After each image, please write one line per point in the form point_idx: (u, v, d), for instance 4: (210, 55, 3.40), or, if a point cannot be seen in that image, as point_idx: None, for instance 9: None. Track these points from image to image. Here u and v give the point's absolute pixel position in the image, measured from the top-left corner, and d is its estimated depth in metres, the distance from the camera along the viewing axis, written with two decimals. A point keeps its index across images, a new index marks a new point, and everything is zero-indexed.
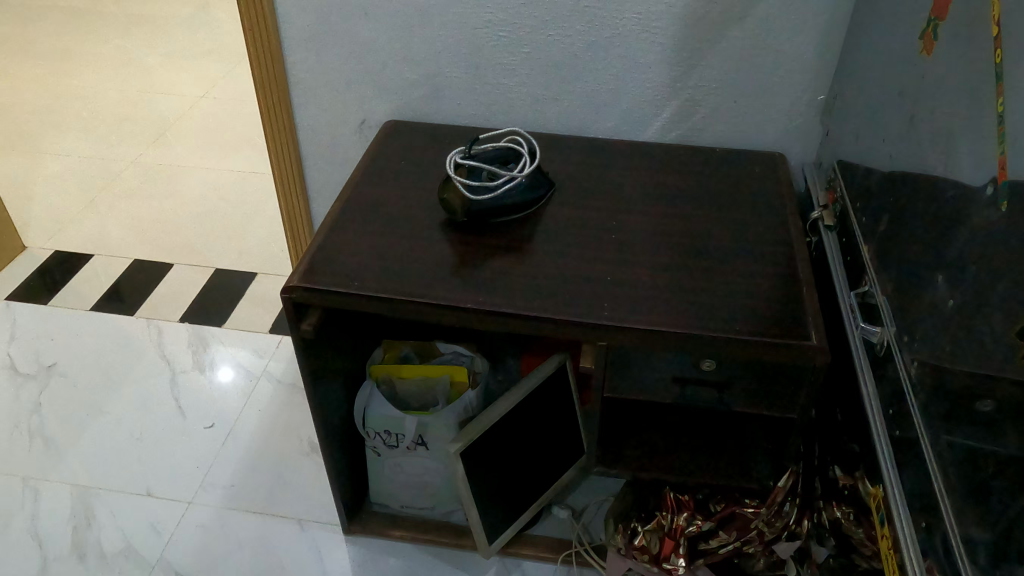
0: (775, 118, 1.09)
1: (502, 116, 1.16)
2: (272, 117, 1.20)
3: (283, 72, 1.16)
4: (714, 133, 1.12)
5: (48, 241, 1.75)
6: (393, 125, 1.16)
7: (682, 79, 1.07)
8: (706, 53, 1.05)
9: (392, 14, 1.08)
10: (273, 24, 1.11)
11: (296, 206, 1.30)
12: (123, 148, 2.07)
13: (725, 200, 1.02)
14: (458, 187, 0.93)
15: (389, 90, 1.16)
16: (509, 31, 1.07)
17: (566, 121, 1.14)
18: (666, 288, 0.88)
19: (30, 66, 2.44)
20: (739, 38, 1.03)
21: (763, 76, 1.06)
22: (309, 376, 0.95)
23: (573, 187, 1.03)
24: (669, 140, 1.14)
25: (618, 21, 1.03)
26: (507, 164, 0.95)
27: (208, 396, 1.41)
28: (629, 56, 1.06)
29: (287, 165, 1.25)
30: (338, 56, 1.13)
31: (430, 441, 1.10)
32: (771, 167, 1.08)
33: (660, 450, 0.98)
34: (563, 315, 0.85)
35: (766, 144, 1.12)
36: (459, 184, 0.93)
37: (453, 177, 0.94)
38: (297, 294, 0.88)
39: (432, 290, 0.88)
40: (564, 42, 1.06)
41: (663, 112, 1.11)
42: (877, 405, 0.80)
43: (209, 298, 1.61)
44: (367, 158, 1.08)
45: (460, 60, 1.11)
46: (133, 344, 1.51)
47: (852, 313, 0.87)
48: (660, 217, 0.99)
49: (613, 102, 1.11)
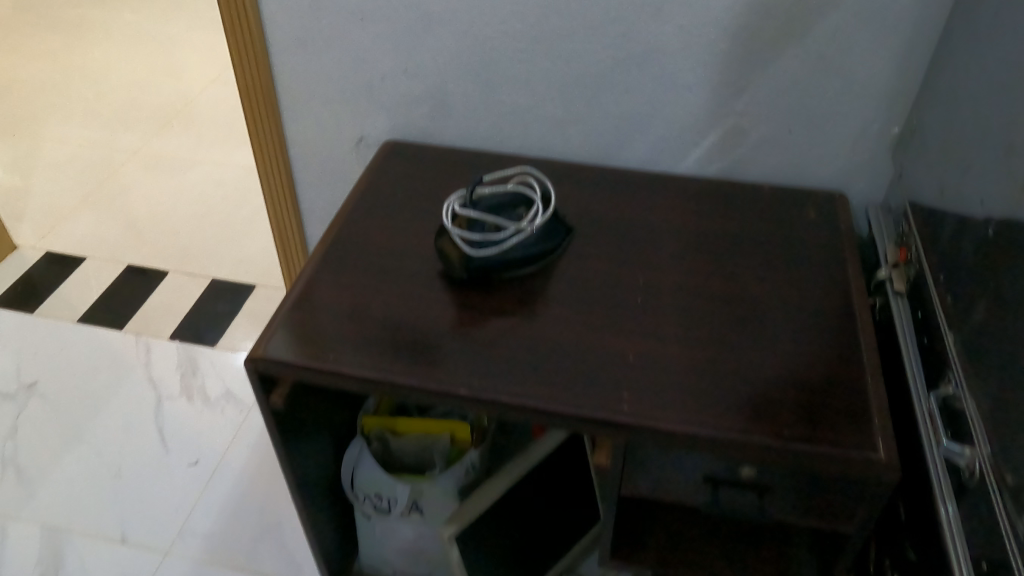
0: (836, 153, 0.93)
1: (517, 138, 1.01)
2: (259, 132, 1.06)
3: (271, 81, 1.01)
4: (763, 166, 0.96)
5: (40, 239, 1.63)
6: (392, 147, 1.02)
7: (729, 104, 0.91)
8: (759, 73, 0.88)
9: (392, 21, 0.93)
10: (258, 28, 0.96)
11: (288, 229, 1.17)
12: (127, 135, 1.95)
13: (775, 253, 0.86)
14: (457, 241, 0.79)
15: (389, 105, 1.01)
16: (525, 43, 0.92)
17: (590, 147, 0.99)
18: (698, 373, 0.73)
19: (36, 42, 2.32)
20: (799, 57, 0.86)
21: (825, 103, 0.89)
22: (283, 451, 0.82)
23: (594, 233, 0.88)
24: (710, 172, 0.98)
25: (653, 34, 0.88)
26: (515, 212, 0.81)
27: (195, 428, 1.29)
28: (665, 75, 0.91)
29: (277, 185, 1.11)
30: (332, 66, 0.99)
31: (424, 507, 0.98)
32: (829, 211, 0.91)
33: (687, 543, 0.84)
34: (571, 407, 0.70)
35: (823, 181, 0.96)
36: (457, 238, 0.79)
37: (449, 228, 0.80)
38: (263, 365, 0.75)
39: (420, 365, 0.74)
40: (589, 57, 0.91)
41: (704, 140, 0.95)
42: (962, 537, 0.59)
43: (203, 313, 1.49)
44: (359, 191, 0.94)
45: (469, 75, 0.96)
46: (120, 363, 1.39)
47: (933, 422, 0.68)
48: (696, 275, 0.83)
49: (645, 127, 0.95)
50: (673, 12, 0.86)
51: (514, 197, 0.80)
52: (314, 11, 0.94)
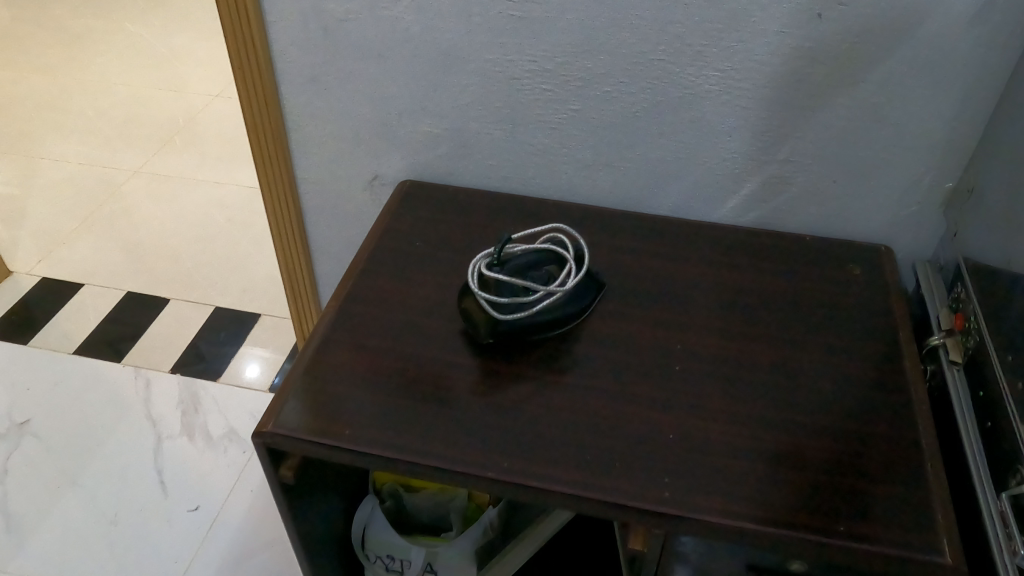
0: (881, 203, 0.88)
1: (543, 180, 0.94)
2: (268, 169, 1.01)
3: (281, 116, 0.96)
4: (803, 215, 0.91)
5: (36, 265, 1.58)
6: (409, 187, 0.96)
7: (771, 151, 0.86)
8: (803, 121, 0.83)
9: (411, 58, 0.87)
10: (267, 62, 0.91)
11: (297, 267, 1.11)
12: (127, 153, 1.89)
13: (820, 314, 0.80)
14: (482, 303, 0.73)
15: (405, 144, 0.95)
16: (554, 83, 0.85)
17: (621, 191, 0.93)
18: (746, 451, 0.67)
19: (36, 54, 2.27)
20: (847, 105, 0.81)
21: (873, 152, 0.84)
22: (292, 524, 0.76)
23: (627, 289, 0.83)
24: (747, 220, 0.92)
25: (691, 78, 0.82)
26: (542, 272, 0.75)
27: (195, 471, 1.23)
28: (703, 120, 0.85)
29: (286, 222, 1.06)
30: (346, 103, 0.93)
31: (440, 570, 0.92)
32: (875, 265, 0.86)
33: None
34: (608, 490, 0.64)
35: (868, 231, 0.90)
36: (482, 299, 0.73)
37: (474, 290, 0.74)
38: (271, 441, 0.69)
39: (443, 439, 0.68)
40: (622, 99, 0.85)
41: (742, 187, 0.90)
42: None
43: (205, 343, 1.43)
44: (375, 237, 0.89)
45: (493, 115, 0.89)
46: (118, 399, 1.33)
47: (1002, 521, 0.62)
48: (737, 337, 0.78)
49: (679, 173, 0.90)
50: (713, 56, 0.80)
51: (541, 255, 0.75)
52: (328, 47, 0.89)
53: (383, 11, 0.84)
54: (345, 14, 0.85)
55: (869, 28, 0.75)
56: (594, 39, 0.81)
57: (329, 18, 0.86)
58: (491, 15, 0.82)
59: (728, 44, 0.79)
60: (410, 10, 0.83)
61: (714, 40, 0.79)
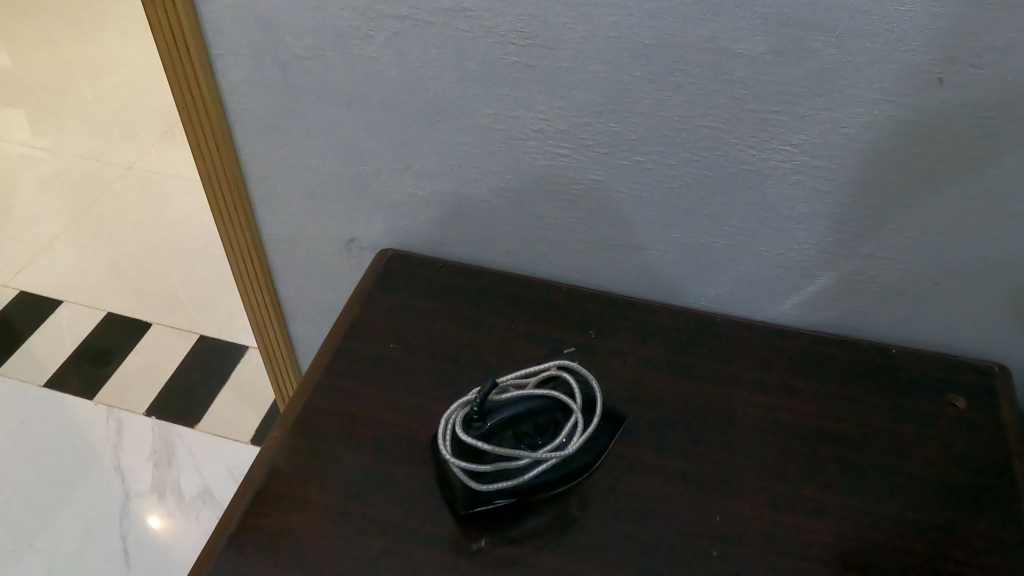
0: (994, 313, 0.67)
1: (554, 260, 0.75)
2: (227, 222, 0.84)
3: (238, 166, 0.78)
4: (886, 318, 0.71)
5: (13, 276, 1.45)
6: (390, 259, 0.77)
7: (851, 245, 0.66)
8: (899, 210, 0.63)
9: (389, 108, 0.68)
10: (217, 103, 0.73)
11: (271, 330, 0.94)
12: (122, 145, 1.76)
13: (912, 474, 0.60)
14: (456, 471, 0.54)
15: (384, 206, 0.76)
16: (569, 147, 0.65)
17: (654, 277, 0.73)
18: None
19: (36, 31, 2.13)
20: (963, 195, 0.60)
21: (991, 251, 0.63)
22: None
23: (655, 422, 0.64)
24: (814, 321, 0.73)
25: (751, 152, 0.62)
26: (540, 426, 0.57)
27: (164, 538, 1.08)
28: (764, 202, 0.65)
29: (255, 282, 0.89)
30: (312, 155, 0.75)
31: None
32: (981, 395, 0.66)
33: None
34: None
35: (972, 342, 0.70)
36: (458, 466, 0.54)
37: (446, 451, 0.55)
38: None
39: None
40: (659, 172, 0.65)
41: (810, 284, 0.70)
42: None
43: (186, 381, 1.28)
44: (340, 331, 0.71)
45: (493, 181, 0.70)
46: (86, 444, 1.18)
47: None
48: (799, 500, 0.58)
49: (730, 262, 0.70)
50: (783, 127, 0.60)
51: (539, 404, 0.56)
52: (287, 88, 0.70)
53: (352, 49, 0.65)
54: (307, 51, 0.67)
55: (1006, 98, 0.54)
56: (625, 99, 0.61)
57: (287, 54, 0.68)
58: (490, 61, 0.62)
59: (805, 111, 0.59)
60: (386, 50, 0.64)
61: (786, 106, 0.59)
